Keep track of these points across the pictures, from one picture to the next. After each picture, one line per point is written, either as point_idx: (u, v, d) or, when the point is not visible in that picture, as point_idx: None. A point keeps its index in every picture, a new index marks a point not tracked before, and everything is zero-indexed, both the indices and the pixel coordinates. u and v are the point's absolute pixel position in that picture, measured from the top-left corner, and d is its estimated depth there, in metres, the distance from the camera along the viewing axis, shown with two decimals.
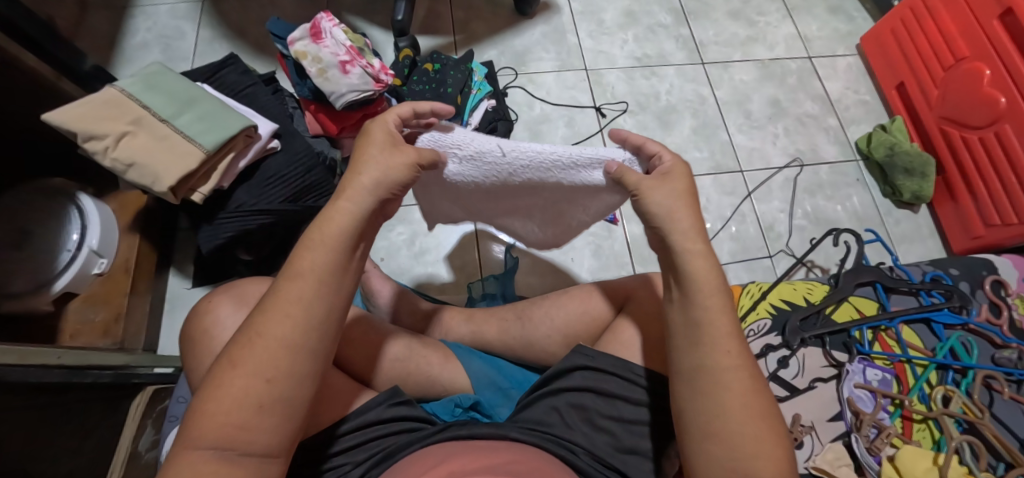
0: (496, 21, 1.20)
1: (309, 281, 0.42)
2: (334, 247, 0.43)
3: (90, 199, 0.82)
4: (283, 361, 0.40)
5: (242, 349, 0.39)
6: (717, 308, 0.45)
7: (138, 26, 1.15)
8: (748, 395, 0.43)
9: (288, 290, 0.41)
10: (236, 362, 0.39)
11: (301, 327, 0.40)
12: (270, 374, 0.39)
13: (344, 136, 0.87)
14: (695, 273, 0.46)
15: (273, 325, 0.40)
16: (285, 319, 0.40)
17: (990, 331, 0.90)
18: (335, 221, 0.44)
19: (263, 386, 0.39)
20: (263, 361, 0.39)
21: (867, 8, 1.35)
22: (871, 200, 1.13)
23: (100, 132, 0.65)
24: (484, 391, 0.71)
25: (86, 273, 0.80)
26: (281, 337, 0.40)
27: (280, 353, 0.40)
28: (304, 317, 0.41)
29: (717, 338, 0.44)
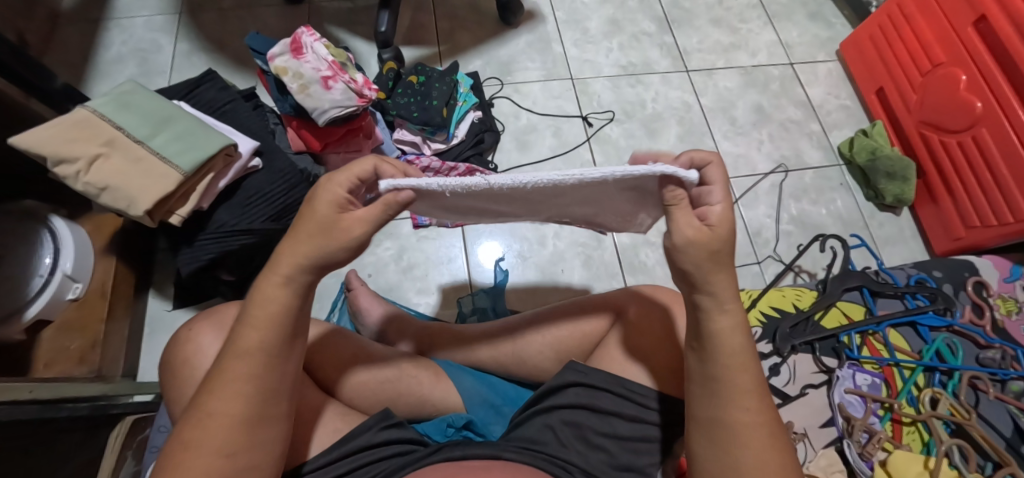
0: (480, 31, 1.19)
1: (261, 358, 0.43)
2: (273, 320, 0.44)
3: (63, 221, 0.80)
4: (239, 436, 0.42)
5: (194, 430, 0.41)
6: (740, 366, 0.45)
7: (113, 39, 1.12)
8: (767, 451, 0.43)
9: (233, 370, 0.42)
10: (191, 443, 0.41)
11: (252, 403, 0.42)
12: (228, 450, 0.41)
13: (328, 152, 0.84)
14: (719, 333, 0.45)
15: (224, 405, 0.42)
16: (235, 398, 0.42)
17: (974, 333, 0.92)
18: (275, 299, 0.44)
19: (220, 462, 0.41)
20: (219, 439, 0.41)
21: (845, 14, 1.37)
22: (854, 203, 1.15)
23: (71, 155, 0.63)
24: (476, 409, 0.70)
25: (59, 299, 0.77)
26: (233, 414, 0.42)
27: (233, 428, 0.41)
28: (253, 392, 0.42)
29: (738, 396, 0.44)
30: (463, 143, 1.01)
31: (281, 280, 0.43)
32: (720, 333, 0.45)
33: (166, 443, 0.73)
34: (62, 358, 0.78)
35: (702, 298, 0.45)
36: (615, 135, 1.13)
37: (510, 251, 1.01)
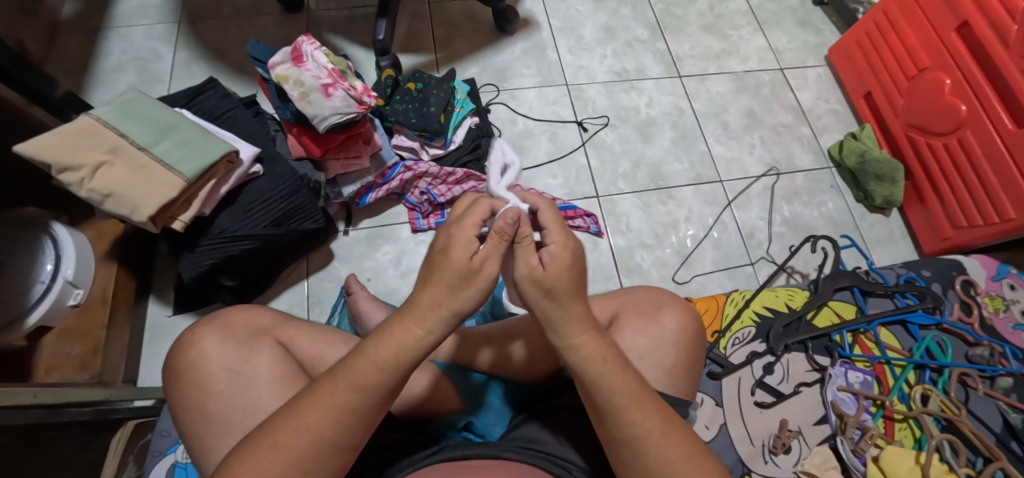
0: (476, 38, 1.21)
1: (364, 386, 0.43)
2: (395, 363, 0.44)
3: (65, 228, 0.81)
4: (320, 455, 0.42)
5: (288, 436, 0.42)
6: (613, 378, 0.46)
7: (113, 48, 1.13)
8: (669, 447, 0.45)
9: (340, 392, 0.43)
10: (279, 448, 0.41)
11: (347, 427, 0.43)
12: (307, 469, 0.42)
13: (327, 158, 0.85)
14: (586, 361, 0.47)
15: (321, 422, 0.42)
16: (333, 420, 0.43)
17: (961, 330, 0.94)
18: (406, 336, 0.45)
19: (296, 476, 0.41)
20: (303, 454, 0.42)
21: (833, 21, 1.40)
22: (845, 205, 1.17)
23: (76, 163, 0.63)
24: (477, 411, 0.71)
25: (62, 305, 0.78)
26: (324, 436, 0.42)
27: (319, 449, 0.42)
28: (354, 419, 0.43)
29: (622, 408, 0.46)
30: (461, 147, 1.02)
31: (422, 326, 0.45)
32: (582, 356, 0.47)
33: (167, 448, 0.75)
34: (62, 363, 0.78)
35: (568, 329, 0.47)
36: (610, 139, 1.14)
37: None
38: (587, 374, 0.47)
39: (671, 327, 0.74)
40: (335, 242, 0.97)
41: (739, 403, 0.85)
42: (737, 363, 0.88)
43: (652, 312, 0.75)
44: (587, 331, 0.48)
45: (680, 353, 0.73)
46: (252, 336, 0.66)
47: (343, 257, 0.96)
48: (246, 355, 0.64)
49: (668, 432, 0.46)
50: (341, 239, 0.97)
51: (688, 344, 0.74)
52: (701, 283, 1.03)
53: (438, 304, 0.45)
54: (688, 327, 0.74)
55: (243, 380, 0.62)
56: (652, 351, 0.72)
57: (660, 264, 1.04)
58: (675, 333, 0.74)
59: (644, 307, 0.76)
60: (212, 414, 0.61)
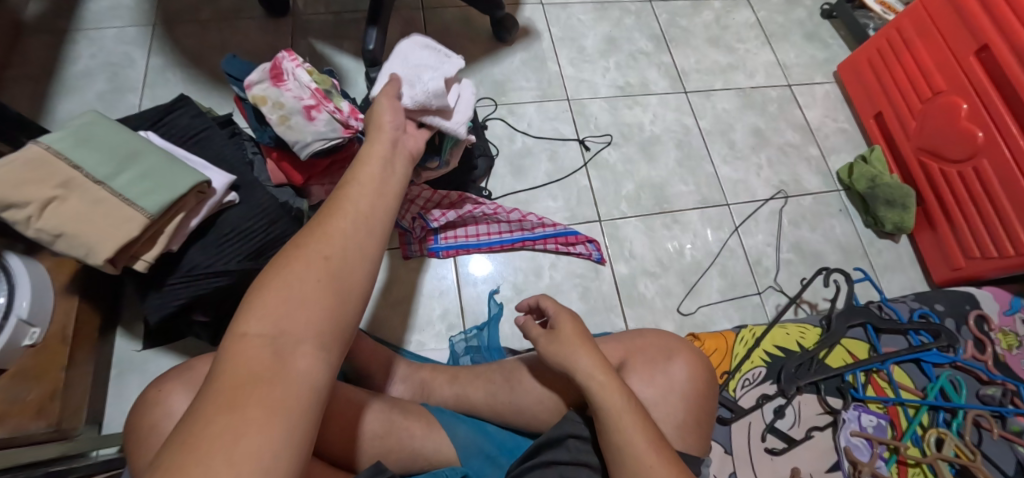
0: (473, 48, 1.14)
1: (367, 191, 0.44)
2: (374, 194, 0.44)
3: (16, 257, 0.72)
4: (330, 282, 0.38)
5: (291, 265, 0.38)
6: (637, 423, 0.54)
7: (80, 52, 1.04)
8: None
9: (346, 198, 0.43)
10: (302, 250, 0.39)
11: (349, 251, 0.40)
12: (322, 299, 0.37)
13: (311, 184, 0.78)
14: (609, 407, 0.55)
15: (322, 246, 0.39)
16: (333, 241, 0.40)
17: (976, 369, 0.91)
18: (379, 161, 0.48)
19: (317, 303, 0.37)
20: (328, 244, 0.39)
21: (841, 35, 1.36)
22: (853, 230, 1.13)
23: (21, 199, 0.55)
24: (471, 460, 0.68)
25: (16, 344, 0.69)
26: (345, 230, 0.41)
27: (339, 242, 0.40)
28: (350, 242, 0.40)
29: (642, 456, 0.53)
30: (456, 171, 0.96)
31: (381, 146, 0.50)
32: (608, 401, 0.55)
33: None
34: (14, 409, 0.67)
35: (592, 375, 0.57)
36: (612, 159, 1.09)
37: (503, 282, 0.95)
38: (615, 416, 0.55)
39: (681, 377, 0.69)
40: None
41: (749, 449, 0.81)
42: (747, 407, 0.83)
43: (661, 362, 0.70)
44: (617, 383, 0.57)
45: (688, 407, 0.68)
46: None
47: None
48: None
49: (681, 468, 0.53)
50: None
51: (700, 395, 0.69)
52: (707, 315, 0.98)
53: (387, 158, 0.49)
54: (701, 380, 0.69)
55: None
56: (659, 402, 0.68)
57: (665, 293, 0.98)
58: (685, 383, 0.68)
59: (652, 355, 0.71)
60: None
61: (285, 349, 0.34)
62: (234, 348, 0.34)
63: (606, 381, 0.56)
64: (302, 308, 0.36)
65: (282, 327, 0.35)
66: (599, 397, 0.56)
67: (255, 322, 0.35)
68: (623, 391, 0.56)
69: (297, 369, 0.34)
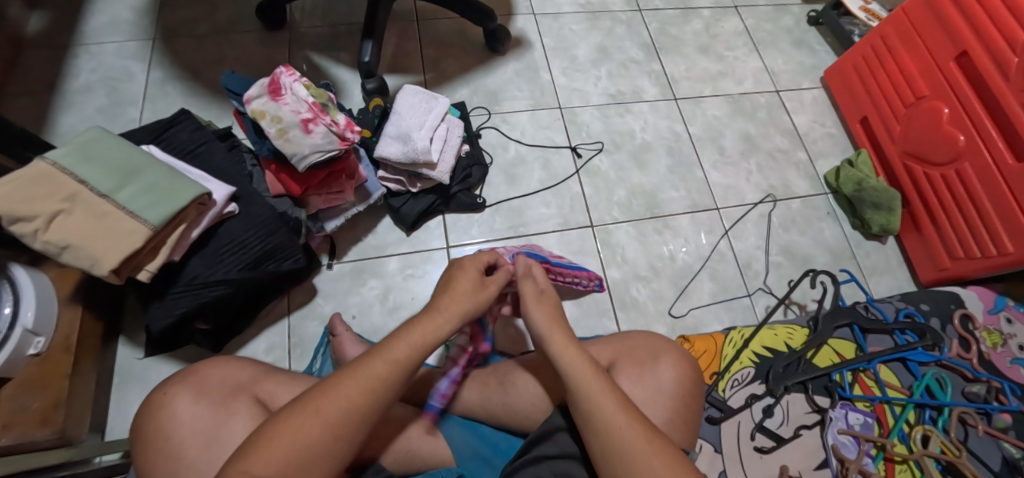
0: (466, 59, 1.17)
1: (390, 362, 0.53)
2: (424, 344, 0.56)
3: (22, 268, 0.75)
4: (344, 426, 0.49)
5: (320, 402, 0.49)
6: (613, 406, 0.53)
7: (82, 68, 1.07)
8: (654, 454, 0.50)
9: (372, 366, 0.52)
10: (314, 410, 0.49)
11: (370, 400, 0.51)
12: (337, 433, 0.49)
13: (309, 195, 0.81)
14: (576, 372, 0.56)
15: (352, 393, 0.50)
16: (363, 387, 0.51)
17: (962, 367, 0.92)
18: (422, 336, 0.56)
19: (329, 439, 0.48)
20: (338, 412, 0.49)
21: (828, 42, 1.38)
22: (841, 232, 1.15)
23: (29, 213, 0.58)
24: (468, 461, 0.71)
25: (20, 354, 0.71)
26: (354, 400, 0.50)
27: (346, 410, 0.50)
28: (379, 389, 0.52)
29: (610, 418, 0.53)
30: (451, 178, 0.98)
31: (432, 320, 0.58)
32: (582, 380, 0.55)
33: None
34: (20, 418, 0.69)
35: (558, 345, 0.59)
36: (604, 166, 1.11)
37: None
38: (588, 401, 0.54)
39: (668, 379, 0.70)
40: (318, 276, 0.92)
41: (739, 448, 0.83)
42: (736, 407, 0.86)
43: (649, 361, 0.72)
44: (593, 371, 0.56)
45: (676, 405, 0.69)
46: (228, 396, 0.62)
47: (326, 293, 0.92)
48: (221, 418, 0.60)
49: (663, 451, 0.50)
50: (325, 273, 0.93)
51: (688, 394, 0.70)
52: (698, 317, 1.00)
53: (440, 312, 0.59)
54: (690, 379, 0.71)
55: (218, 446, 0.58)
56: (648, 402, 0.69)
57: (656, 297, 1.01)
58: (673, 382, 0.70)
59: (641, 356, 0.73)
60: None
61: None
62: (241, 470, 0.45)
63: (582, 368, 0.57)
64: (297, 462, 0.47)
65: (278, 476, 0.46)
66: (577, 383, 0.56)
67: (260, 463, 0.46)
68: (599, 381, 0.55)
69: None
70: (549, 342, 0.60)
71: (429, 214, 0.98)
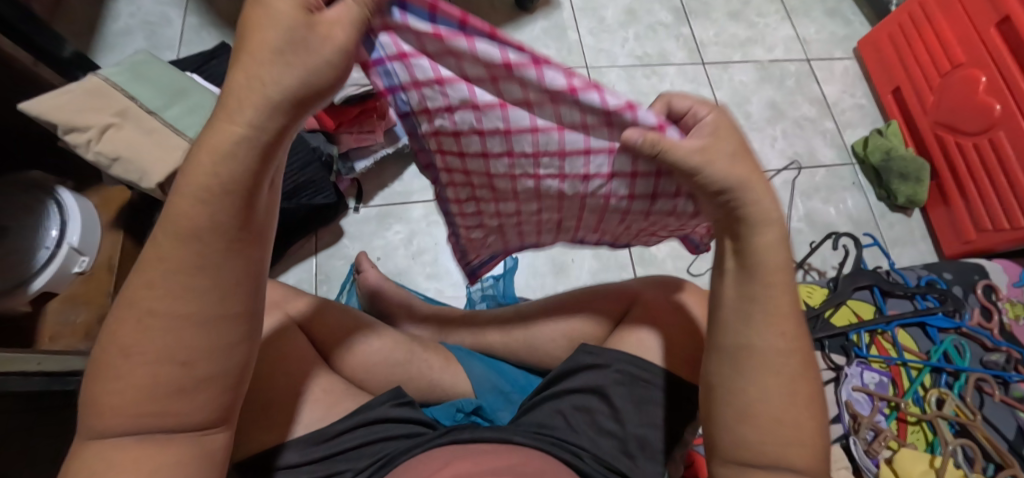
0: (495, 15, 1.17)
1: (175, 241, 0.32)
2: (216, 182, 0.31)
3: (70, 193, 0.79)
4: (185, 334, 0.33)
5: (134, 332, 0.33)
6: (787, 333, 0.40)
7: (121, 11, 1.09)
8: (794, 379, 0.40)
9: (170, 252, 0.32)
10: (126, 350, 0.33)
11: (198, 287, 0.33)
12: (177, 355, 0.33)
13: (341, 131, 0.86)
14: (767, 252, 0.39)
15: (161, 299, 0.32)
16: (173, 282, 0.32)
17: (981, 335, 0.91)
18: (215, 172, 0.31)
19: (177, 368, 0.33)
20: (165, 340, 0.33)
21: (864, 12, 1.36)
22: (865, 202, 1.14)
23: (82, 124, 0.62)
24: (485, 395, 0.71)
25: (66, 271, 0.76)
26: (180, 310, 0.33)
27: (182, 328, 0.33)
28: (197, 273, 0.33)
29: (773, 318, 0.40)
30: None
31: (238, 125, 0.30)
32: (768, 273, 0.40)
33: None
34: (67, 331, 0.77)
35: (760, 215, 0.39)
36: None
37: None
38: (754, 313, 0.40)
39: None
40: (345, 219, 0.96)
41: None
42: None
43: None
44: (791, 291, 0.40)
45: None
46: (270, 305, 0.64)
47: (353, 235, 0.96)
48: None
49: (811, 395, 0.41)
50: (352, 216, 0.97)
51: None
52: None
53: (258, 83, 0.29)
54: None
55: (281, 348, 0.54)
56: None
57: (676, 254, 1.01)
58: None
59: None
60: None
61: (161, 439, 0.35)
62: (90, 461, 0.34)
63: (780, 276, 0.40)
64: (167, 412, 0.34)
65: (147, 432, 0.34)
66: (762, 288, 0.40)
67: (111, 420, 0.34)
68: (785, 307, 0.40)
69: (176, 450, 0.35)
70: (753, 217, 0.39)
71: None
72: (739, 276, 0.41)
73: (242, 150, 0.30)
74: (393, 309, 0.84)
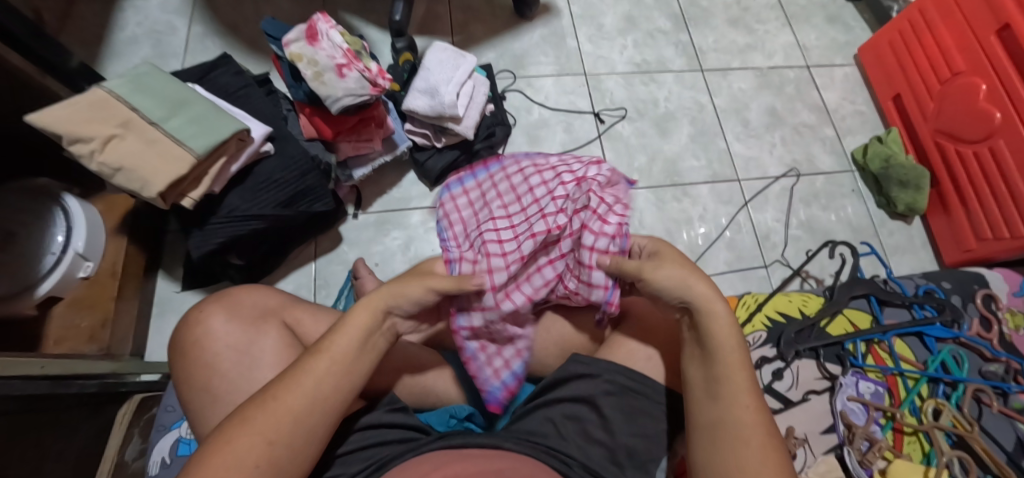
0: (495, 22, 1.19)
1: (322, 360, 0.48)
2: (350, 348, 0.50)
3: (76, 200, 0.81)
4: (286, 426, 0.45)
5: (255, 410, 0.45)
6: (750, 406, 0.49)
7: (127, 20, 1.12)
8: (765, 453, 0.46)
9: (310, 365, 0.48)
10: (246, 421, 0.45)
11: (312, 397, 0.47)
12: (272, 439, 0.44)
13: (339, 140, 0.86)
14: (717, 329, 0.51)
15: (289, 396, 0.46)
16: (299, 390, 0.47)
17: (979, 345, 0.90)
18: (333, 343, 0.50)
19: (264, 447, 0.44)
20: (270, 423, 0.45)
21: (865, 18, 1.35)
22: (865, 211, 1.14)
23: (87, 134, 0.64)
24: (478, 401, 0.72)
25: (72, 276, 0.78)
26: (291, 406, 0.46)
27: (287, 420, 0.45)
28: (314, 388, 0.47)
29: (737, 391, 0.49)
30: (475, 135, 1.00)
31: (369, 314, 0.52)
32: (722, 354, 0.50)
33: (173, 423, 0.74)
34: (71, 333, 0.78)
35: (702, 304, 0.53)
36: (626, 133, 1.13)
37: None
38: (726, 393, 0.49)
39: None
40: (344, 224, 0.98)
41: None
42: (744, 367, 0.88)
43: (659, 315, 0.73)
44: (739, 363, 0.50)
45: None
46: (259, 318, 0.57)
47: (351, 240, 0.97)
48: (252, 337, 0.56)
49: (767, 454, 0.46)
50: (350, 222, 0.98)
51: None
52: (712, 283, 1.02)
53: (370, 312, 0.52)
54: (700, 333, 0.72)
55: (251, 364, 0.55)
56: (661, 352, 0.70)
57: None
58: None
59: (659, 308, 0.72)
60: (218, 392, 0.54)
61: None
62: None
63: (733, 341, 0.51)
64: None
65: None
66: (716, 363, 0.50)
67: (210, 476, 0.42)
68: (739, 359, 0.50)
69: None
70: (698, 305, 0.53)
71: (453, 170, 1.01)
72: (703, 360, 0.52)
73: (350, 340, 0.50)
74: None
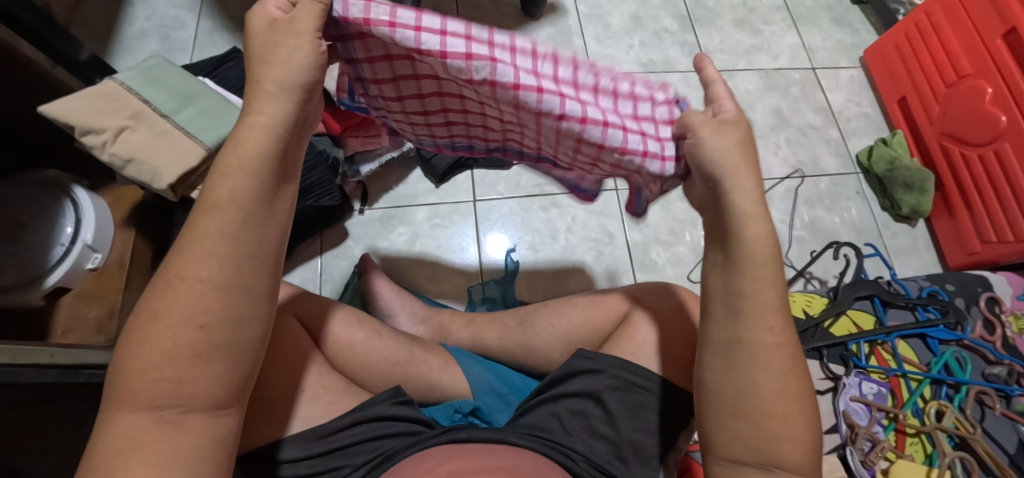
0: (501, 21, 1.19)
1: (229, 218, 0.39)
2: (254, 166, 0.40)
3: (85, 192, 0.80)
4: (214, 305, 0.38)
5: (163, 296, 0.38)
6: (774, 327, 0.43)
7: (136, 15, 1.12)
8: (785, 375, 0.42)
9: (206, 223, 0.38)
10: (157, 314, 0.37)
11: (230, 262, 0.39)
12: (201, 324, 0.38)
13: (347, 135, 0.91)
14: (753, 239, 0.42)
15: (192, 267, 0.38)
16: (208, 254, 0.38)
17: (983, 348, 0.90)
18: (236, 153, 0.40)
19: (195, 333, 0.37)
20: (187, 307, 0.37)
21: (871, 21, 1.35)
22: (869, 212, 1.14)
23: (99, 126, 0.65)
24: (483, 396, 0.72)
25: (80, 267, 0.78)
26: (203, 277, 0.38)
27: (212, 295, 0.38)
28: (231, 249, 0.39)
29: (763, 311, 0.43)
30: None
31: (265, 113, 0.40)
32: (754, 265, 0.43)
33: None
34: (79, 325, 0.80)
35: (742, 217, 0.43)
36: None
37: (521, 242, 1.00)
38: (746, 313, 0.43)
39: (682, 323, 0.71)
40: (350, 220, 0.98)
41: None
42: None
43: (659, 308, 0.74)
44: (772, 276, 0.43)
45: None
46: None
47: (357, 236, 0.98)
48: None
49: (783, 384, 0.42)
50: (357, 218, 0.99)
51: None
52: None
53: (264, 122, 0.40)
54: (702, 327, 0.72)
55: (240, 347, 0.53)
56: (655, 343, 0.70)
57: (676, 261, 1.02)
58: None
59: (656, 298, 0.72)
60: None
61: (176, 418, 0.37)
62: (110, 443, 0.36)
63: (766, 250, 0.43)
64: (185, 383, 0.37)
65: (162, 400, 0.37)
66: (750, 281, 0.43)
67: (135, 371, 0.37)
68: (771, 274, 0.43)
69: (190, 432, 0.38)
70: (736, 204, 0.43)
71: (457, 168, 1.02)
72: (725, 269, 0.44)
73: (264, 148, 0.40)
74: (393, 310, 0.86)
